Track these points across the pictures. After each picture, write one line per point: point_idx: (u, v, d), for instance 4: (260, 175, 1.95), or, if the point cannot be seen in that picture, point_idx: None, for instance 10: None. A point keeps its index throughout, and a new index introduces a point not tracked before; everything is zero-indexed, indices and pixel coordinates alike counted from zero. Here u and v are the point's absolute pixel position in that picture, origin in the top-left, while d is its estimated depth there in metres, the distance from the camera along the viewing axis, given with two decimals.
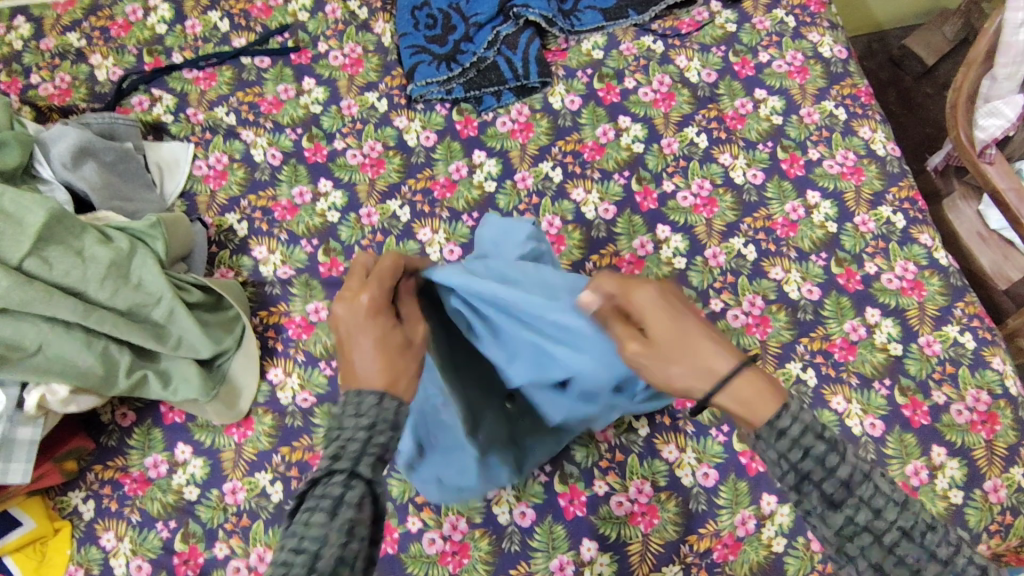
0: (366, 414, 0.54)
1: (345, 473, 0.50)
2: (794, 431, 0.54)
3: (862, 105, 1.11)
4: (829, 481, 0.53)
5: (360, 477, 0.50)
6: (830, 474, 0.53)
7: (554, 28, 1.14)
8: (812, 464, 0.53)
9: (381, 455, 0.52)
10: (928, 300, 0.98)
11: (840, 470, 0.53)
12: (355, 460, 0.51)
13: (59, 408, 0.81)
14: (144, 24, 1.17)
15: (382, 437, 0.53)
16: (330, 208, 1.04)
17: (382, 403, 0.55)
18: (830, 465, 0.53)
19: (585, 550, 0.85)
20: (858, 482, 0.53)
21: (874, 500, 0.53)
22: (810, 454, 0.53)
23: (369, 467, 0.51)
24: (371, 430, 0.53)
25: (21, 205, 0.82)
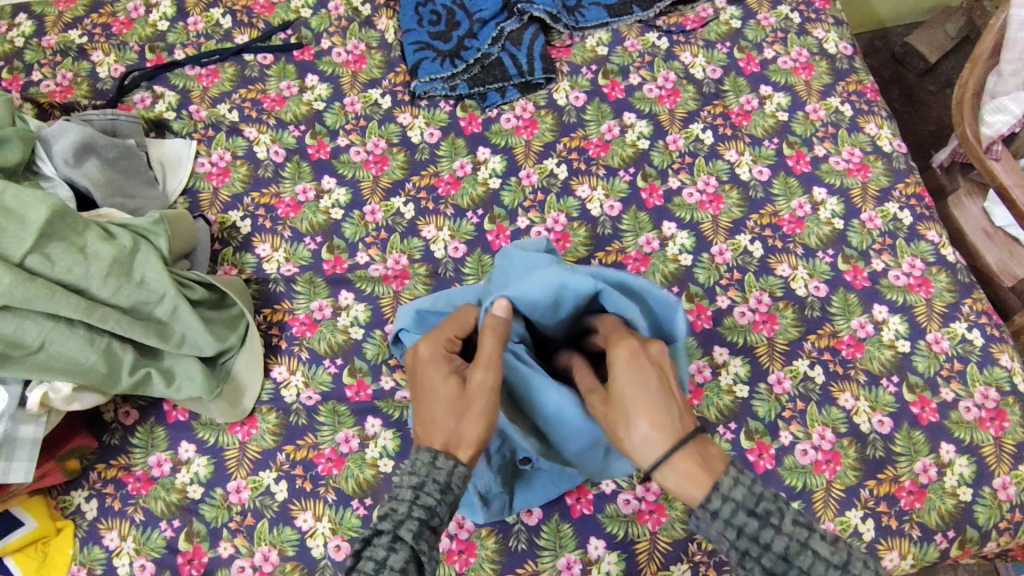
0: (417, 473, 0.57)
1: (388, 535, 0.54)
2: (724, 511, 0.53)
3: (868, 101, 1.11)
4: (768, 555, 0.53)
5: (404, 540, 0.53)
6: (766, 549, 0.53)
7: (558, 25, 1.14)
8: (748, 541, 0.53)
9: (426, 521, 0.55)
10: (936, 296, 0.97)
11: (775, 544, 0.53)
12: (399, 523, 0.54)
13: (62, 405, 0.81)
14: (146, 21, 1.17)
15: (429, 499, 0.56)
16: (334, 205, 1.04)
17: (434, 462, 0.57)
18: (764, 541, 0.53)
19: (592, 548, 0.84)
20: (795, 552, 0.53)
21: (813, 569, 0.52)
22: (743, 532, 0.53)
23: (412, 532, 0.54)
24: (418, 490, 0.56)
25: (23, 201, 0.81)
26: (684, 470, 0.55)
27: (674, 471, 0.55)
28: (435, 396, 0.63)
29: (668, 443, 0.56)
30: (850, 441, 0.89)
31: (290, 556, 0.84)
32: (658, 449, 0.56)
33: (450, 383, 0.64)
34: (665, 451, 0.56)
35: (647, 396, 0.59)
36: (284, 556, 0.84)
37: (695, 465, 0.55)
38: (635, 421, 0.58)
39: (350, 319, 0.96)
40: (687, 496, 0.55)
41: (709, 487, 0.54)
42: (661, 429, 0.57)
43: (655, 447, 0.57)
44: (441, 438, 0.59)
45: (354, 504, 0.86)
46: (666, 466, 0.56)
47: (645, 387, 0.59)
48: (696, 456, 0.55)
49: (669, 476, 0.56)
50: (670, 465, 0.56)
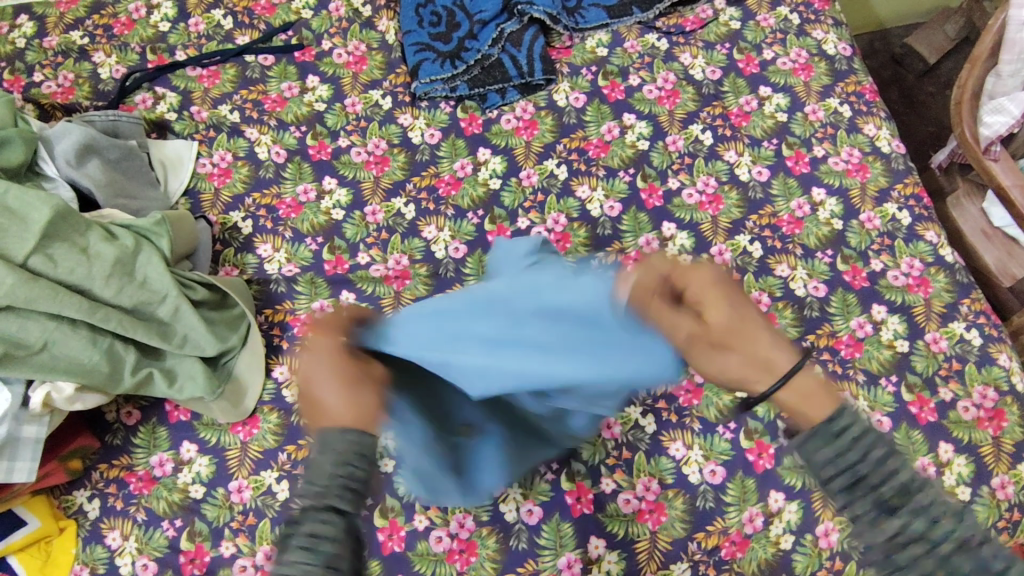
0: (338, 447, 0.50)
1: (316, 506, 0.48)
2: (853, 430, 0.51)
3: (866, 102, 1.11)
4: (888, 484, 0.49)
5: (336, 510, 0.48)
6: (886, 478, 0.50)
7: (558, 26, 1.14)
8: (869, 466, 0.50)
9: (356, 489, 0.50)
10: (934, 297, 0.98)
11: (896, 472, 0.50)
12: (328, 496, 0.48)
13: (64, 405, 0.81)
14: (147, 22, 1.17)
15: (365, 469, 0.51)
16: (335, 206, 1.04)
17: (350, 436, 0.51)
18: (887, 468, 0.50)
19: (593, 548, 0.85)
20: (915, 487, 0.50)
21: (931, 508, 0.49)
22: (866, 455, 0.50)
23: (342, 501, 0.48)
24: (342, 460, 0.50)
25: (25, 202, 0.81)
26: (810, 389, 0.53)
27: (801, 393, 0.53)
28: (326, 376, 0.55)
29: (791, 364, 0.53)
30: None
31: None
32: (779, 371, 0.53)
33: (339, 373, 0.55)
34: (790, 370, 0.53)
35: (746, 325, 0.53)
36: None
37: (819, 387, 0.54)
38: (741, 348, 0.52)
39: None
40: (805, 416, 0.54)
41: (840, 409, 0.53)
42: (779, 350, 0.54)
43: (762, 367, 0.53)
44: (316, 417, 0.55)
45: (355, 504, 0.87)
46: (789, 384, 0.53)
47: (740, 314, 0.53)
48: (820, 378, 0.54)
49: (788, 394, 0.54)
50: (795, 385, 0.53)
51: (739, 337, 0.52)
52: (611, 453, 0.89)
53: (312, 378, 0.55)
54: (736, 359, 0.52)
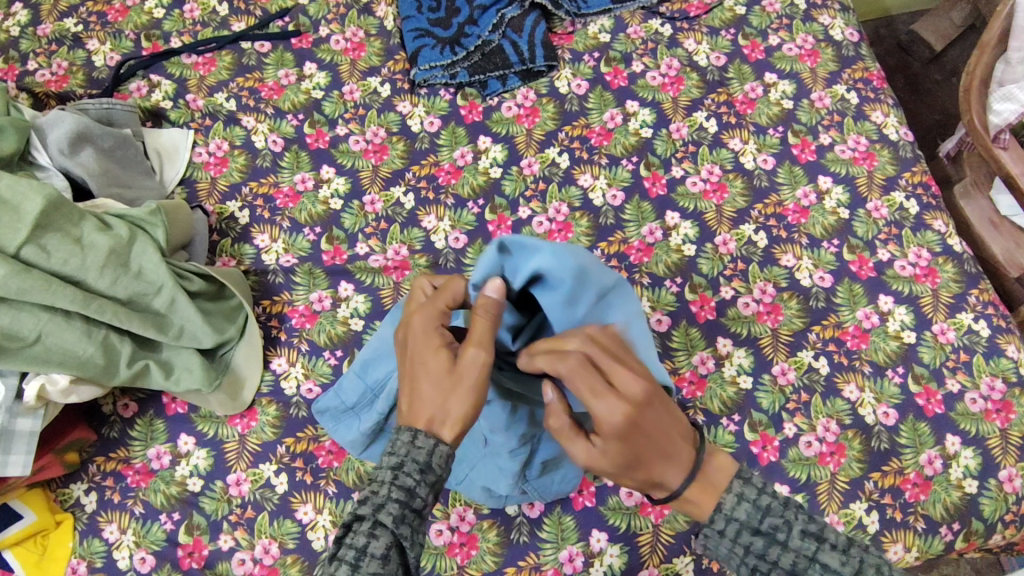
0: (396, 453, 0.55)
1: (368, 520, 0.53)
2: (731, 531, 0.59)
3: (874, 89, 1.09)
4: (776, 570, 0.58)
5: (384, 525, 0.53)
6: (774, 564, 0.58)
7: (560, 11, 1.12)
8: (756, 558, 0.58)
9: (407, 504, 0.54)
10: (942, 287, 0.96)
11: (783, 560, 0.57)
12: (379, 507, 0.53)
13: (59, 398, 0.80)
14: (142, 9, 1.15)
15: (408, 482, 0.54)
16: (332, 195, 1.02)
17: (414, 442, 0.55)
18: (771, 558, 0.58)
19: (595, 541, 0.84)
20: (803, 566, 0.57)
21: None
22: (751, 549, 0.58)
23: (392, 516, 0.53)
24: (397, 470, 0.54)
25: (17, 192, 0.80)
26: (691, 494, 0.59)
27: (674, 496, 0.59)
28: (427, 372, 0.58)
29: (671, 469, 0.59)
30: (855, 433, 0.89)
31: (291, 549, 0.84)
32: (655, 481, 0.59)
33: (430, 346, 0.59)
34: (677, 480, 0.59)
35: (649, 429, 0.57)
36: (285, 549, 0.84)
37: (704, 490, 0.59)
38: (623, 455, 0.57)
39: (350, 310, 0.95)
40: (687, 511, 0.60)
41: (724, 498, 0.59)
42: (662, 470, 0.59)
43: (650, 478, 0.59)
44: (424, 418, 0.56)
45: (355, 497, 0.86)
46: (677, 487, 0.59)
47: (643, 428, 0.57)
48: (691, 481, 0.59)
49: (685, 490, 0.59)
50: (673, 493, 0.59)
51: (621, 447, 0.57)
52: None
53: (419, 369, 0.58)
54: (620, 463, 0.58)
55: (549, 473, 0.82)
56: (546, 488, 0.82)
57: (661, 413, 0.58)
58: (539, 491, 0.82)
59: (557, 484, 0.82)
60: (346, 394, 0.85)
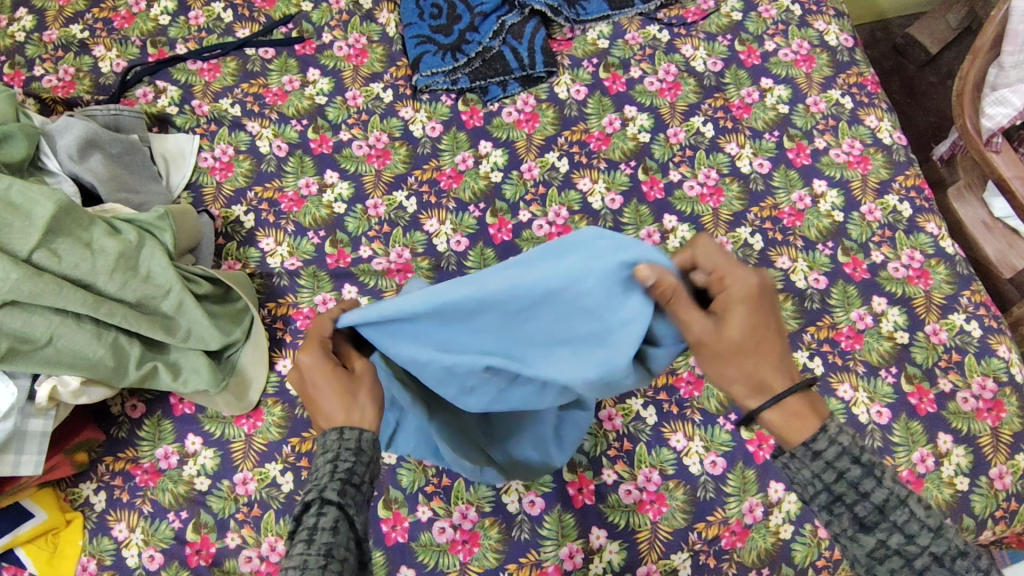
0: (330, 449, 0.57)
1: (316, 501, 0.53)
2: (830, 454, 0.55)
3: (868, 94, 1.11)
4: (863, 504, 0.54)
5: (331, 502, 0.53)
6: (863, 497, 0.54)
7: (560, 18, 1.14)
8: (846, 487, 0.54)
9: (348, 480, 0.55)
10: (934, 288, 0.98)
11: (875, 495, 0.54)
12: (323, 488, 0.54)
13: (70, 399, 0.82)
14: (147, 15, 1.17)
15: (346, 463, 0.56)
16: (336, 200, 1.04)
17: (342, 435, 0.58)
18: (864, 489, 0.54)
19: (594, 538, 0.85)
20: (893, 506, 0.53)
21: (907, 525, 0.53)
22: (844, 476, 0.54)
23: (336, 492, 0.54)
24: (335, 460, 0.56)
25: (29, 197, 0.82)
26: (798, 409, 0.57)
27: (783, 409, 0.57)
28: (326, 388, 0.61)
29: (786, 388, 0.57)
30: (849, 432, 0.90)
31: None
32: (771, 388, 0.58)
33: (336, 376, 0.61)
34: (783, 391, 0.57)
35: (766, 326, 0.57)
36: None
37: (806, 408, 0.57)
38: (747, 358, 0.57)
39: None
40: (787, 439, 0.57)
41: (821, 432, 0.56)
42: (778, 371, 0.58)
43: (762, 392, 0.58)
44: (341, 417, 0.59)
45: None
46: (776, 405, 0.57)
47: (762, 330, 0.57)
48: (807, 408, 0.57)
49: (774, 415, 0.57)
50: (782, 405, 0.57)
51: (749, 347, 0.57)
52: (612, 444, 0.90)
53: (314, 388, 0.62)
54: (746, 370, 0.57)
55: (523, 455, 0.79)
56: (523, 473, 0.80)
57: (760, 311, 0.57)
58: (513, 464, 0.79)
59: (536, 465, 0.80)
60: None
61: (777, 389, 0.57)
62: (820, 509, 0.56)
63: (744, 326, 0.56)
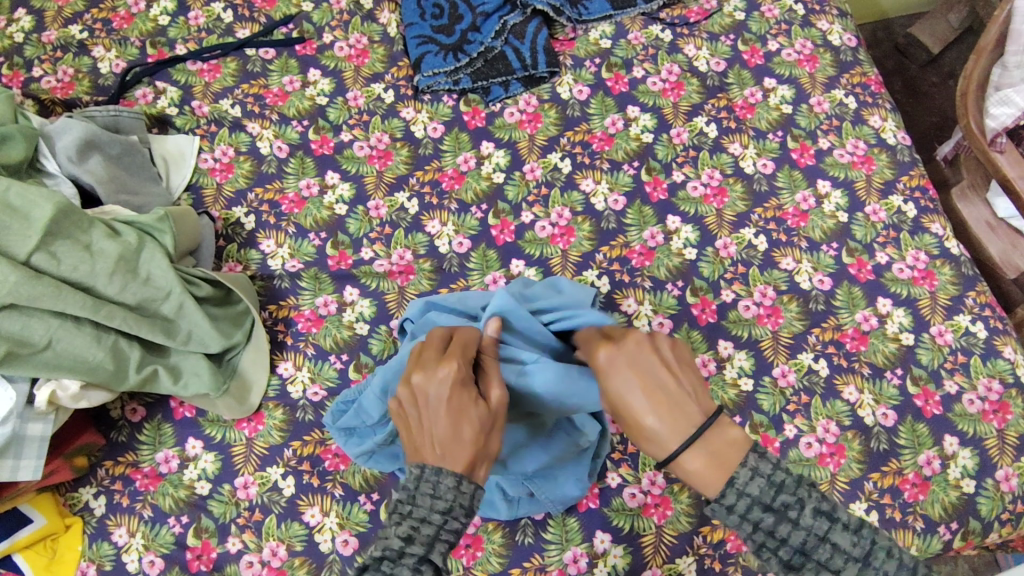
0: (443, 497, 0.53)
1: (417, 558, 0.52)
2: (740, 506, 0.52)
3: (872, 93, 1.11)
4: (784, 549, 0.51)
5: (432, 564, 0.52)
6: (783, 543, 0.51)
7: (562, 18, 1.13)
8: (763, 536, 0.51)
9: (453, 543, 0.54)
10: (940, 289, 0.97)
11: (792, 538, 0.51)
12: (427, 543, 0.52)
13: (70, 403, 0.81)
14: (147, 16, 1.16)
15: (457, 523, 0.54)
16: (337, 201, 1.03)
17: (460, 487, 0.54)
18: (781, 535, 0.51)
19: (598, 542, 0.85)
20: (813, 545, 0.51)
21: (830, 563, 0.50)
22: (760, 526, 0.51)
23: (441, 556, 0.53)
24: (447, 514, 0.53)
25: (28, 199, 0.81)
26: (705, 463, 0.53)
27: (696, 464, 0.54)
28: (438, 412, 0.58)
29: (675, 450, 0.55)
30: (854, 434, 0.90)
31: (298, 551, 0.85)
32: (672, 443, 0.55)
33: (460, 391, 0.59)
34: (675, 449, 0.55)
35: (649, 372, 0.57)
36: (293, 551, 0.85)
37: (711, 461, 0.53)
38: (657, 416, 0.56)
39: (355, 315, 0.97)
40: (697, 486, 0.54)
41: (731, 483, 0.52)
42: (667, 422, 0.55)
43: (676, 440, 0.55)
44: (465, 459, 0.55)
45: (361, 500, 0.87)
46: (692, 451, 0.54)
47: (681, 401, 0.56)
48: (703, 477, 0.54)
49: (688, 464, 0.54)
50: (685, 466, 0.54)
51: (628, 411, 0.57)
52: (616, 447, 0.89)
53: (429, 399, 0.60)
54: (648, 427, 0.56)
55: (556, 478, 0.83)
56: (555, 497, 0.83)
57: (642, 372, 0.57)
58: (548, 497, 0.83)
59: (566, 492, 0.83)
60: (365, 413, 0.84)
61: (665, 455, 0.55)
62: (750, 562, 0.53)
63: (623, 386, 0.57)
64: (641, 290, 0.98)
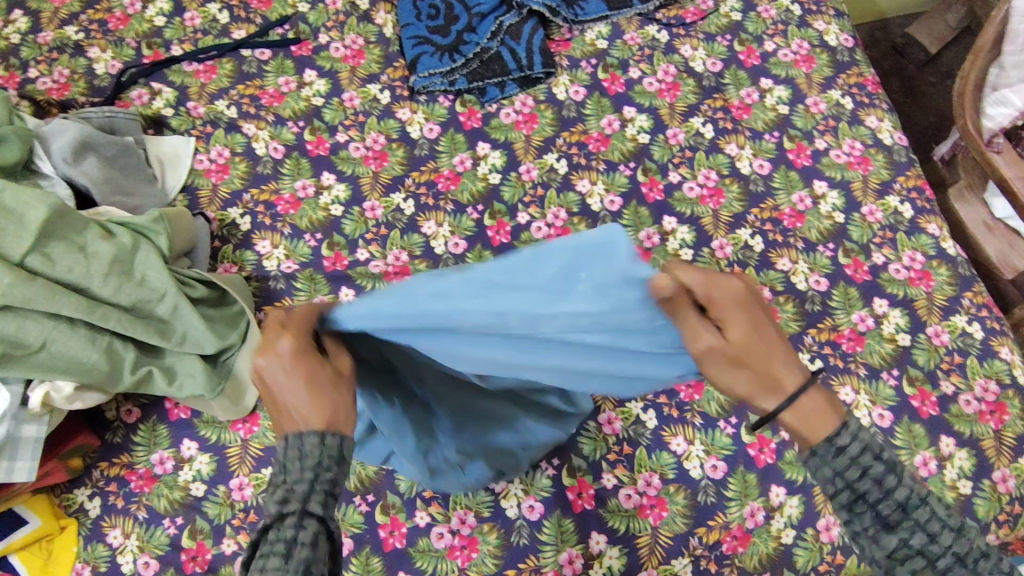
0: (309, 455, 0.50)
1: (295, 513, 0.48)
2: (853, 449, 0.51)
3: (869, 94, 1.11)
4: (887, 503, 0.51)
5: (313, 514, 0.49)
6: (887, 495, 0.51)
7: (558, 18, 1.13)
8: (869, 484, 0.51)
9: (331, 492, 0.50)
10: (936, 290, 0.97)
11: (897, 492, 0.51)
12: (305, 500, 0.49)
13: (64, 405, 0.81)
14: (143, 17, 1.16)
15: (327, 475, 0.50)
16: (333, 202, 1.03)
17: (324, 441, 0.50)
18: (887, 487, 0.51)
19: (594, 543, 0.85)
20: (915, 505, 0.52)
21: (930, 524, 0.51)
22: (869, 473, 0.51)
23: (320, 504, 0.49)
24: (316, 468, 0.50)
25: (22, 201, 0.81)
26: (817, 409, 0.52)
27: (798, 410, 0.52)
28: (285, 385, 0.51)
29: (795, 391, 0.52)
30: None
31: None
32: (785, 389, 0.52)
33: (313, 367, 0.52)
34: (797, 389, 0.52)
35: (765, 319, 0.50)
36: None
37: (825, 405, 0.52)
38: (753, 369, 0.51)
39: None
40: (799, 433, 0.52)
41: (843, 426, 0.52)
42: (793, 365, 0.52)
43: (764, 385, 0.51)
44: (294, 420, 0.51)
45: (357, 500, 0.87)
46: (793, 404, 0.52)
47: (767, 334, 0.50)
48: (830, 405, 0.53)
49: (791, 415, 0.52)
50: (794, 405, 0.52)
51: (757, 353, 0.50)
52: (612, 448, 0.89)
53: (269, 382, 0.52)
54: (747, 374, 0.51)
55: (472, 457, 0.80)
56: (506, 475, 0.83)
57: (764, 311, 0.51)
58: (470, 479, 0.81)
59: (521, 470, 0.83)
60: None
61: (769, 407, 0.52)
62: (839, 508, 0.53)
63: (740, 329, 0.49)
64: None
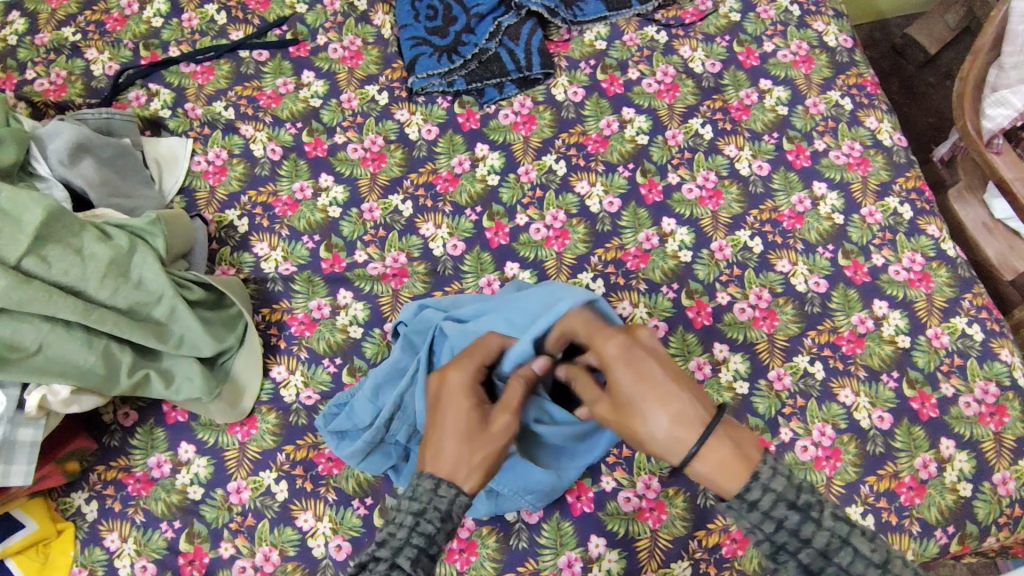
0: (418, 500, 0.58)
1: (386, 562, 0.55)
2: (764, 502, 0.54)
3: (868, 95, 1.10)
4: (806, 551, 0.53)
5: (402, 568, 0.55)
6: (806, 543, 0.53)
7: (557, 19, 1.13)
8: (787, 536, 0.53)
9: (424, 549, 0.56)
10: (936, 291, 0.97)
11: (816, 539, 0.53)
12: (398, 550, 0.56)
13: (60, 408, 0.80)
14: (140, 18, 1.16)
15: (428, 528, 0.57)
16: (331, 204, 1.03)
17: (437, 490, 0.58)
18: (805, 535, 0.53)
19: (593, 547, 0.84)
20: (836, 548, 0.53)
21: (852, 568, 0.52)
22: (784, 525, 0.53)
23: (410, 560, 0.55)
24: (419, 516, 0.57)
25: (17, 203, 0.81)
26: (727, 459, 0.55)
27: (711, 459, 0.56)
28: (453, 422, 0.63)
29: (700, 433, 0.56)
30: (850, 437, 0.89)
31: (291, 556, 0.84)
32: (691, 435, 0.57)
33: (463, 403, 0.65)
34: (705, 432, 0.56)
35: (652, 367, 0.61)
36: (286, 556, 0.84)
37: (734, 454, 0.55)
38: (658, 410, 0.58)
39: (349, 318, 0.96)
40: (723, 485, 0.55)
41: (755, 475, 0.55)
42: (697, 408, 0.58)
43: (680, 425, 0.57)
44: (446, 468, 0.60)
45: (355, 504, 0.87)
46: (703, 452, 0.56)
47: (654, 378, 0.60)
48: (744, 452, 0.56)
49: (705, 464, 0.56)
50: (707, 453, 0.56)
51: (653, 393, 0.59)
52: (611, 451, 0.89)
53: (440, 418, 0.65)
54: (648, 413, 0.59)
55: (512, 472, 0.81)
56: (523, 485, 0.81)
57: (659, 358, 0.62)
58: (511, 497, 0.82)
59: (535, 479, 0.81)
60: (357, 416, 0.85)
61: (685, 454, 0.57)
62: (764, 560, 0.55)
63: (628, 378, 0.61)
64: (636, 292, 0.97)
